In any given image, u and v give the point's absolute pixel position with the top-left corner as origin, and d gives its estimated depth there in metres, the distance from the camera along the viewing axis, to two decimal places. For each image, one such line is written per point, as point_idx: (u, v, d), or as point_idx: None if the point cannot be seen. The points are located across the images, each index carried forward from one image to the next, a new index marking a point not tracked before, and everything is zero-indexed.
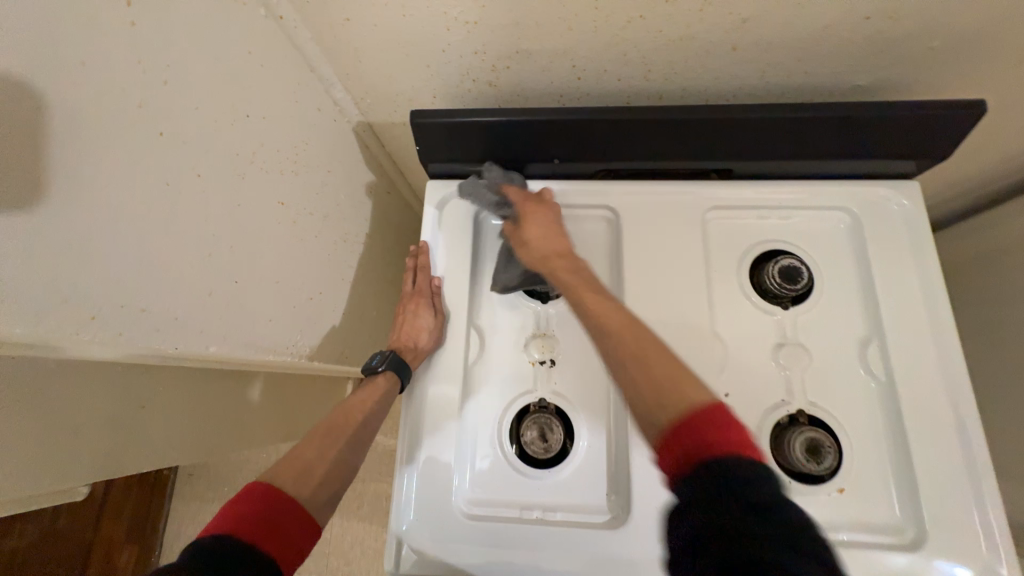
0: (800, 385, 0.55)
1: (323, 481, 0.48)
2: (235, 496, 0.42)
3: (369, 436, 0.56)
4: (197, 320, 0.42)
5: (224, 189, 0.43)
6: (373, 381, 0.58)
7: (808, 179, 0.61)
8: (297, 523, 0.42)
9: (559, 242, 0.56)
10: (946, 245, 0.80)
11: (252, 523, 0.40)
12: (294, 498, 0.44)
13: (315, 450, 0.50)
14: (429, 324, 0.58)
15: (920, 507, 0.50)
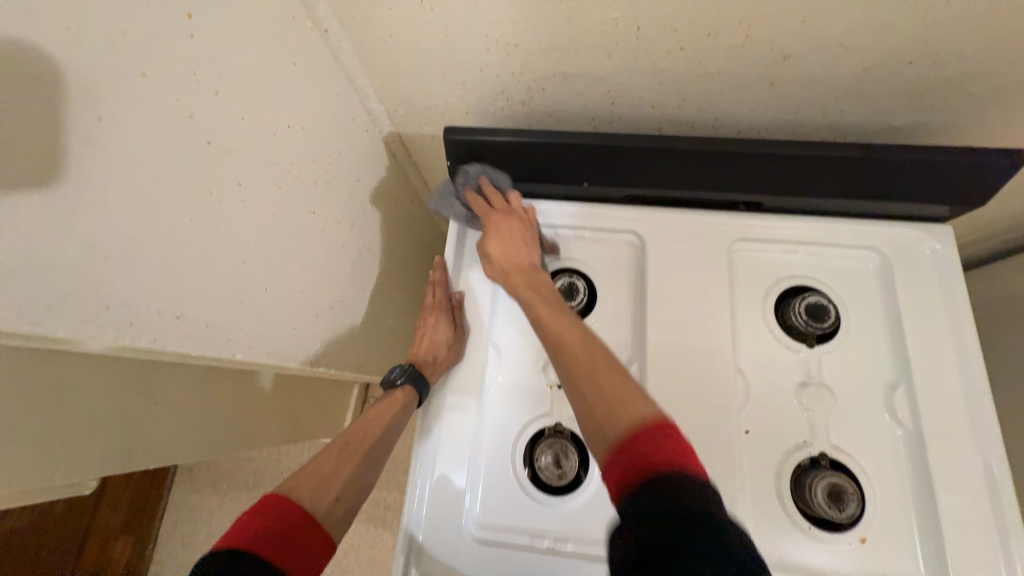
0: (824, 426, 0.54)
1: (339, 496, 0.48)
2: (247, 510, 0.41)
3: (387, 448, 0.57)
4: (224, 325, 0.42)
5: (262, 198, 0.43)
6: (392, 395, 0.60)
7: (837, 216, 0.60)
8: (312, 541, 0.42)
9: (523, 255, 0.58)
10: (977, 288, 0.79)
11: (268, 541, 0.39)
12: (308, 515, 0.44)
13: (335, 460, 0.51)
14: (448, 338, 0.60)
15: (945, 562, 0.48)
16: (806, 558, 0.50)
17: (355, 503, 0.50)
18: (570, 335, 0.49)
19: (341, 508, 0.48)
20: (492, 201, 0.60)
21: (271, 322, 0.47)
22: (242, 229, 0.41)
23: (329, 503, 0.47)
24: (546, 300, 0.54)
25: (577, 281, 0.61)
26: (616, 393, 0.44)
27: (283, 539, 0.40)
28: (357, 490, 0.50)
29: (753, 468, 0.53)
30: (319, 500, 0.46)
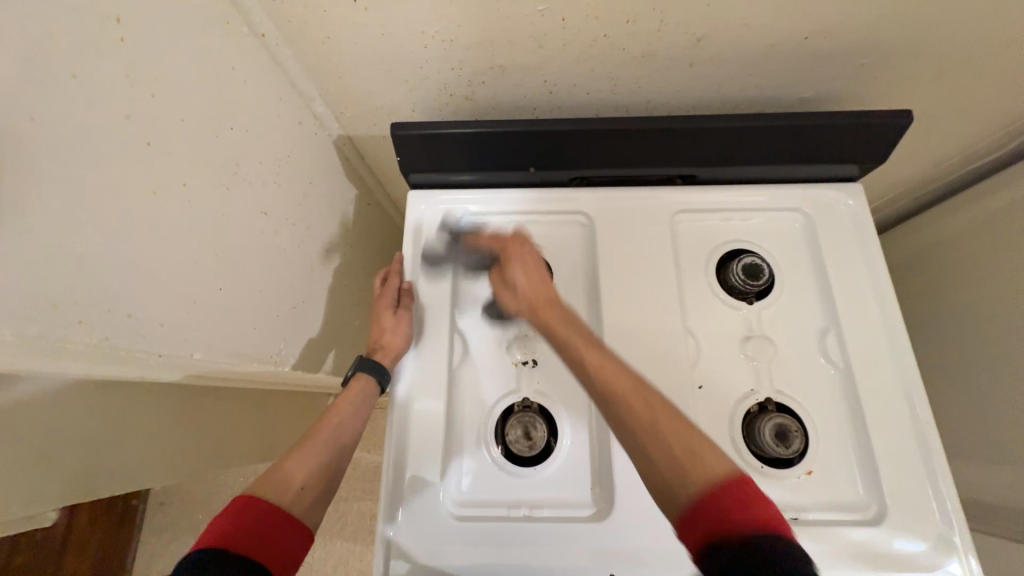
0: (768, 374, 0.59)
1: (304, 487, 0.48)
2: (220, 511, 0.42)
3: (353, 435, 0.56)
4: (178, 324, 0.41)
5: (209, 200, 0.44)
6: (347, 387, 0.58)
7: (763, 183, 0.66)
8: (287, 534, 0.43)
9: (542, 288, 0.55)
10: (900, 242, 0.87)
11: (243, 539, 0.41)
12: (281, 508, 0.45)
13: (296, 454, 0.51)
14: (391, 320, 0.59)
15: (879, 483, 0.54)
16: None
17: (321, 492, 0.49)
18: (625, 383, 0.45)
19: (308, 498, 0.48)
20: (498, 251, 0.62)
21: (229, 323, 0.48)
22: (191, 229, 0.41)
23: (292, 495, 0.47)
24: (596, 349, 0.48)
25: (532, 263, 0.63)
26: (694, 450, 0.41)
27: (259, 536, 0.42)
28: (323, 479, 0.50)
29: (708, 419, 0.57)
30: (281, 493, 0.46)
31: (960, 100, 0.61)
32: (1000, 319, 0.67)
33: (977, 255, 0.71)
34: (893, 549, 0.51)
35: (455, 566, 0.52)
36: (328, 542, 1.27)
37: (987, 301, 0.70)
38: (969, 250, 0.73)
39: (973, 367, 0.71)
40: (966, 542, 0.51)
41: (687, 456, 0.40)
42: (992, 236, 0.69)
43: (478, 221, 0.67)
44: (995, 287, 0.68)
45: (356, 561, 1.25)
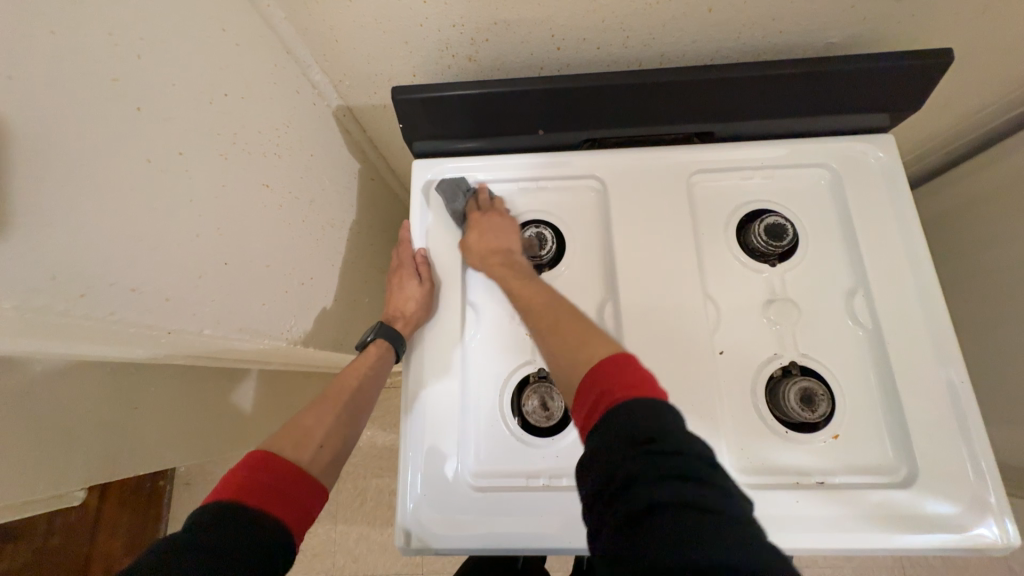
0: (792, 337, 0.57)
1: (322, 445, 0.50)
2: (235, 465, 0.44)
3: (368, 400, 0.59)
4: (185, 298, 0.40)
5: (209, 171, 0.42)
6: (366, 351, 0.61)
7: (785, 138, 0.62)
8: (301, 490, 0.45)
9: (504, 241, 0.59)
10: (934, 199, 0.82)
11: (258, 493, 0.42)
12: (296, 467, 0.46)
13: (315, 414, 0.53)
14: (415, 293, 0.60)
15: (910, 447, 0.51)
16: (786, 460, 0.53)
17: (339, 451, 0.52)
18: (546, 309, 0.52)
19: (324, 458, 0.50)
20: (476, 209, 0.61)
21: (237, 299, 0.47)
22: (191, 202, 0.40)
23: (312, 452, 0.49)
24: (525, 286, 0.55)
25: (544, 231, 0.61)
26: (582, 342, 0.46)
27: (274, 491, 0.43)
28: (341, 441, 0.53)
29: (729, 384, 0.56)
30: (301, 450, 0.48)
31: (1007, 37, 0.56)
32: None
33: (1020, 208, 0.67)
34: (923, 511, 0.49)
35: (473, 537, 0.52)
36: (350, 517, 1.30)
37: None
38: (1013, 202, 0.68)
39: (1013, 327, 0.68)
40: (1001, 502, 0.49)
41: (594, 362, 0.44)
42: None
43: (486, 189, 0.64)
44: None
45: (378, 534, 1.29)
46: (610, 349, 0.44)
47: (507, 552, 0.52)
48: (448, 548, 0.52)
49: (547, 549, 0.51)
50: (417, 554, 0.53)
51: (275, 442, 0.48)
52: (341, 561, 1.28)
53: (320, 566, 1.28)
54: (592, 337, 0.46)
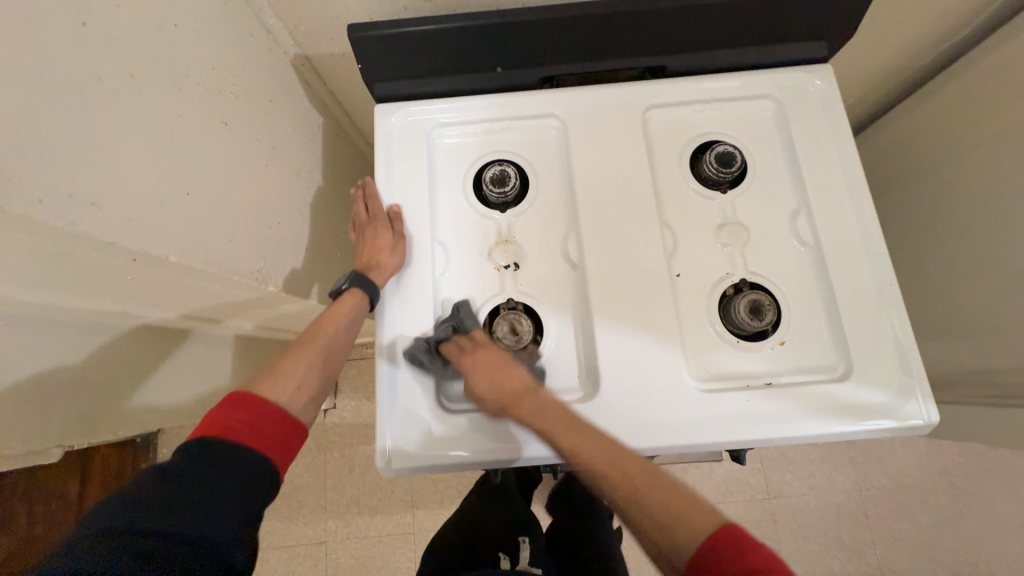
0: (742, 257, 0.61)
1: (300, 387, 0.54)
2: (219, 405, 0.48)
3: (345, 343, 0.60)
4: (151, 223, 0.40)
5: (161, 99, 0.42)
6: (340, 300, 0.60)
7: (731, 71, 0.65)
8: (276, 431, 0.49)
9: (514, 380, 0.53)
10: (882, 135, 0.88)
11: (234, 432, 0.47)
12: (275, 408, 0.50)
13: (290, 361, 0.55)
14: (389, 244, 0.59)
15: (848, 347, 0.56)
16: (736, 366, 0.57)
17: (316, 395, 0.55)
18: (605, 461, 0.48)
19: (303, 399, 0.53)
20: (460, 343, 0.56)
21: (205, 232, 0.47)
22: (145, 126, 0.40)
23: (289, 395, 0.52)
24: (570, 431, 0.50)
25: (507, 169, 0.62)
26: (677, 499, 0.45)
27: (245, 427, 0.47)
28: (318, 383, 0.56)
29: (687, 302, 0.60)
30: (276, 393, 0.52)
31: None
32: (1005, 190, 0.68)
33: (968, 129, 0.72)
34: (858, 401, 0.54)
35: (454, 455, 0.55)
36: (339, 484, 1.33)
37: (980, 169, 0.71)
38: (958, 126, 0.73)
39: (983, 243, 0.72)
40: (926, 390, 0.54)
41: (672, 519, 0.44)
42: (977, 106, 0.70)
43: (449, 131, 0.66)
44: (988, 155, 0.69)
45: (368, 498, 1.32)
46: (709, 516, 0.44)
47: (483, 466, 0.56)
48: (428, 467, 0.56)
49: (520, 461, 0.55)
50: (399, 475, 0.56)
51: (255, 386, 0.52)
52: (333, 527, 1.31)
53: (313, 534, 1.30)
54: (674, 501, 0.45)
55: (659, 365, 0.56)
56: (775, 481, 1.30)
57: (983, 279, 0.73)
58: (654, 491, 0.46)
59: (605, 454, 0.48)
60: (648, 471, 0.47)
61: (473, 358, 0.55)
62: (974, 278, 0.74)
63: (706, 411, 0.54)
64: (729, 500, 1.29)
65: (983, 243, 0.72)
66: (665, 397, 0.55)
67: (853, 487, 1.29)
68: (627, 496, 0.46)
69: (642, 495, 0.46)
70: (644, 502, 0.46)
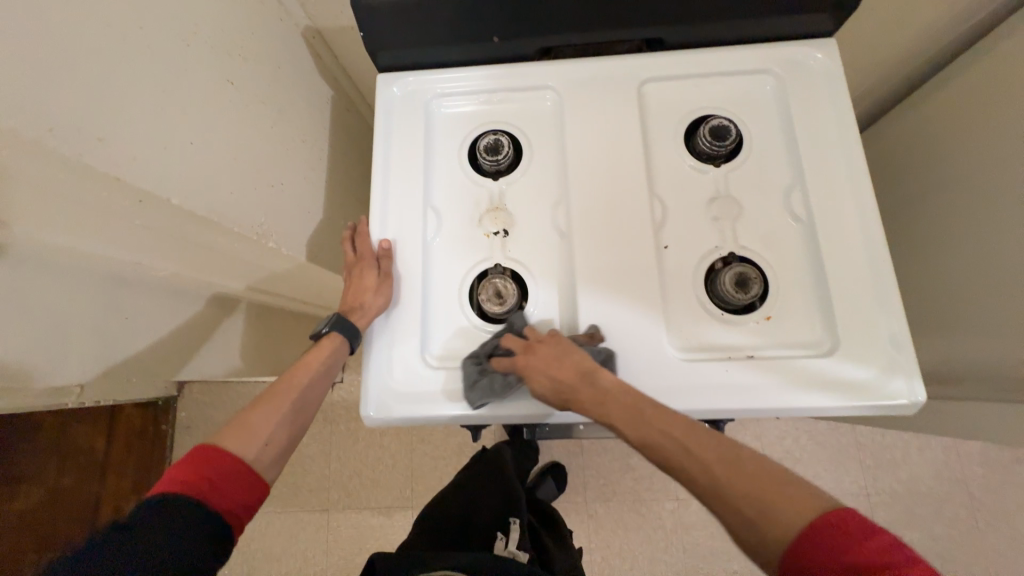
0: (733, 230, 0.60)
1: (268, 441, 0.53)
2: (188, 454, 0.49)
3: (320, 392, 0.60)
4: (155, 164, 0.43)
5: (166, 53, 0.45)
6: (320, 343, 0.61)
7: (731, 45, 0.64)
8: (235, 489, 0.49)
9: (571, 368, 0.51)
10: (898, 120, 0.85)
11: (195, 488, 0.47)
12: (237, 464, 0.50)
13: (262, 409, 0.55)
14: (373, 284, 0.59)
15: (834, 322, 0.55)
16: (719, 338, 0.57)
17: (287, 443, 0.55)
18: (697, 450, 0.44)
19: (269, 454, 0.53)
20: (513, 346, 0.55)
21: (207, 180, 0.50)
22: (148, 75, 0.43)
23: (256, 450, 0.52)
24: (656, 415, 0.47)
25: (501, 138, 0.64)
26: (768, 475, 0.41)
27: (210, 487, 0.48)
28: (288, 437, 0.55)
29: (674, 274, 0.60)
30: (246, 448, 0.52)
31: None
32: (1007, 170, 0.65)
33: (974, 111, 0.69)
34: (840, 376, 0.53)
35: (438, 410, 0.57)
36: (344, 455, 1.37)
37: (984, 151, 0.68)
38: (965, 108, 0.71)
39: (985, 228, 0.69)
40: (914, 369, 0.53)
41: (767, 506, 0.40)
42: (987, 87, 0.67)
43: (448, 102, 0.68)
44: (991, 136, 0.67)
45: (370, 470, 1.36)
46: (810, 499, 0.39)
47: (461, 421, 0.57)
48: (408, 420, 0.58)
49: (497, 418, 0.56)
50: (381, 425, 0.58)
51: (225, 441, 0.52)
52: (336, 496, 1.35)
53: (316, 501, 1.35)
54: (771, 489, 0.40)
55: (640, 332, 0.57)
56: None
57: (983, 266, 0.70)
58: (736, 479, 0.41)
59: (695, 440, 0.44)
60: (734, 465, 0.42)
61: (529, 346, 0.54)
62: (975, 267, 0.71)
63: (684, 379, 0.55)
64: None
65: (984, 228, 0.69)
66: (643, 363, 0.56)
67: (862, 490, 1.25)
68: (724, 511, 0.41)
69: (723, 489, 0.41)
70: (741, 488, 0.41)
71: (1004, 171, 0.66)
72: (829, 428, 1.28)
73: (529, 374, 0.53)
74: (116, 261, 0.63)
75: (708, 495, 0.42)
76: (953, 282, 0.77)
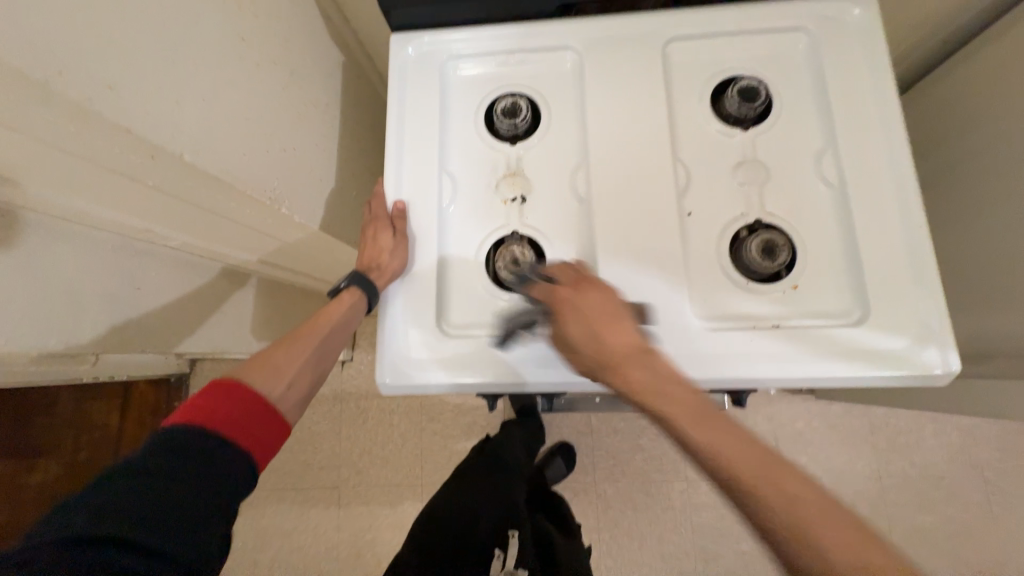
0: (760, 197, 0.58)
1: (291, 384, 0.58)
2: (214, 389, 0.51)
3: (338, 341, 0.64)
4: (164, 117, 0.43)
5: (172, 2, 0.43)
6: (339, 297, 0.64)
7: (762, 2, 0.61)
8: (260, 425, 0.52)
9: (623, 335, 0.48)
10: (934, 87, 0.81)
11: (222, 422, 0.49)
12: (262, 402, 0.53)
13: (285, 353, 0.59)
14: (390, 245, 0.58)
15: (865, 292, 0.53)
16: (743, 307, 0.55)
17: (307, 388, 0.60)
18: (744, 457, 0.40)
19: (292, 396, 0.57)
20: (559, 277, 0.52)
21: (217, 138, 0.49)
22: (155, 24, 0.42)
23: (280, 391, 0.56)
24: (698, 418, 0.43)
25: (519, 100, 0.61)
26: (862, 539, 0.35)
27: (233, 420, 0.50)
28: (308, 380, 0.60)
29: (697, 242, 0.58)
30: (271, 386, 0.56)
31: None
32: None
33: (1019, 74, 0.65)
34: (870, 346, 0.52)
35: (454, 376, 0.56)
36: (354, 433, 1.38)
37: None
38: (1009, 71, 0.67)
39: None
40: (948, 340, 0.51)
41: (802, 520, 0.36)
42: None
43: (463, 63, 0.65)
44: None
45: (380, 449, 1.37)
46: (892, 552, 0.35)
47: (477, 389, 0.57)
48: (423, 387, 0.57)
49: (514, 386, 0.56)
50: (397, 392, 0.58)
51: (250, 378, 0.55)
52: (346, 473, 1.37)
53: (327, 477, 1.37)
54: (828, 516, 0.36)
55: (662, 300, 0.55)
56: (790, 462, 1.26)
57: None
58: (784, 487, 0.38)
59: (728, 443, 0.41)
60: None
61: (578, 278, 0.52)
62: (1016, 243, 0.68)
63: (706, 347, 0.53)
64: None
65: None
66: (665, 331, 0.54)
67: (875, 474, 1.24)
68: (758, 510, 0.38)
69: None
70: (794, 503, 0.37)
71: None
72: (843, 411, 1.26)
73: (563, 310, 0.49)
74: (127, 228, 0.62)
75: (741, 492, 0.39)
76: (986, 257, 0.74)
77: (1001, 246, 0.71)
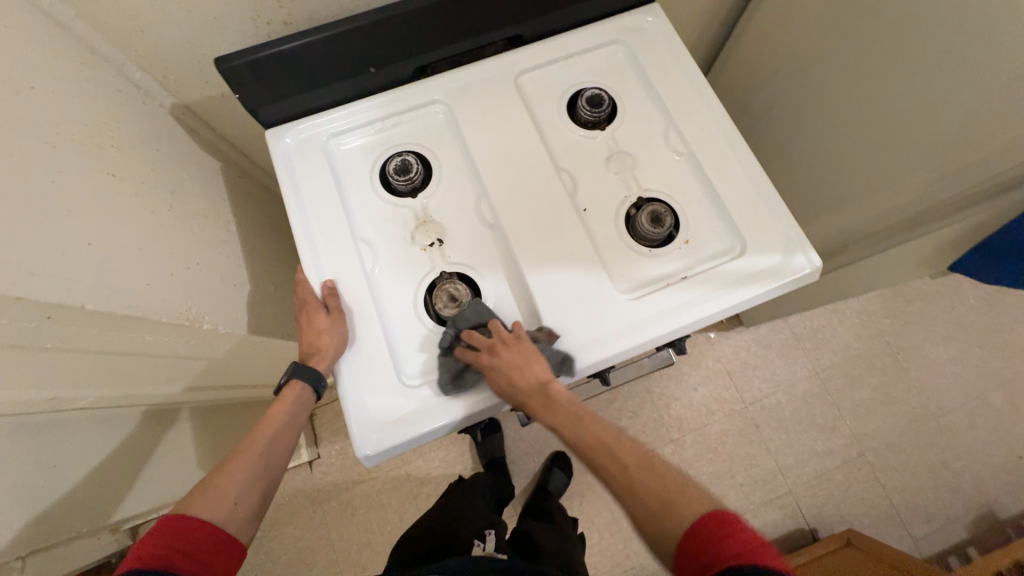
0: (634, 179, 0.68)
1: (239, 500, 0.55)
2: (163, 528, 0.50)
3: (287, 443, 0.61)
4: (54, 272, 0.40)
5: (31, 162, 0.42)
6: (282, 394, 0.62)
7: (578, 27, 0.74)
8: (216, 558, 0.51)
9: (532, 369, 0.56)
10: (731, 54, 1.00)
11: (178, 561, 0.48)
12: (219, 531, 0.52)
13: (229, 470, 0.57)
14: (327, 325, 0.59)
15: (736, 227, 0.65)
16: (654, 271, 0.64)
17: (258, 501, 0.57)
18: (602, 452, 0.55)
19: (241, 513, 0.55)
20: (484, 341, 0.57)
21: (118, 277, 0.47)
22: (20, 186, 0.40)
23: (227, 511, 0.54)
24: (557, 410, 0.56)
25: (407, 157, 0.66)
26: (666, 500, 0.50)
27: (190, 557, 0.49)
28: (257, 493, 0.57)
29: (599, 229, 0.66)
30: (216, 508, 0.53)
31: None
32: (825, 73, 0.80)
33: (784, 33, 0.84)
34: (755, 267, 0.63)
35: (425, 423, 0.57)
36: (345, 531, 1.28)
37: (802, 62, 0.84)
38: (775, 33, 0.86)
39: (824, 121, 0.85)
40: (806, 243, 0.63)
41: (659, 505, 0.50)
42: (783, 13, 0.82)
43: (344, 138, 0.69)
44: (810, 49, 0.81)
45: (378, 535, 1.28)
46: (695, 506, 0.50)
47: (454, 427, 0.58)
48: (403, 446, 0.57)
49: (486, 410, 0.58)
50: (379, 461, 0.57)
51: (196, 505, 0.53)
52: None
53: None
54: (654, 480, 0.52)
55: (588, 287, 0.62)
56: (747, 389, 1.40)
57: (833, 151, 0.85)
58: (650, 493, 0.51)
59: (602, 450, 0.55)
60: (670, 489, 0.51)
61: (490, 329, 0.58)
62: (829, 155, 0.87)
63: (637, 313, 0.61)
64: (713, 419, 1.37)
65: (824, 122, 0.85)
66: (599, 312, 0.61)
67: (812, 372, 1.42)
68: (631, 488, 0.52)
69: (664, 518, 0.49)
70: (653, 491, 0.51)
71: (819, 72, 0.81)
72: (769, 330, 1.44)
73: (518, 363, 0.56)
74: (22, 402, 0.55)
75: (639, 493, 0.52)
76: (814, 172, 0.92)
77: (820, 161, 0.90)
